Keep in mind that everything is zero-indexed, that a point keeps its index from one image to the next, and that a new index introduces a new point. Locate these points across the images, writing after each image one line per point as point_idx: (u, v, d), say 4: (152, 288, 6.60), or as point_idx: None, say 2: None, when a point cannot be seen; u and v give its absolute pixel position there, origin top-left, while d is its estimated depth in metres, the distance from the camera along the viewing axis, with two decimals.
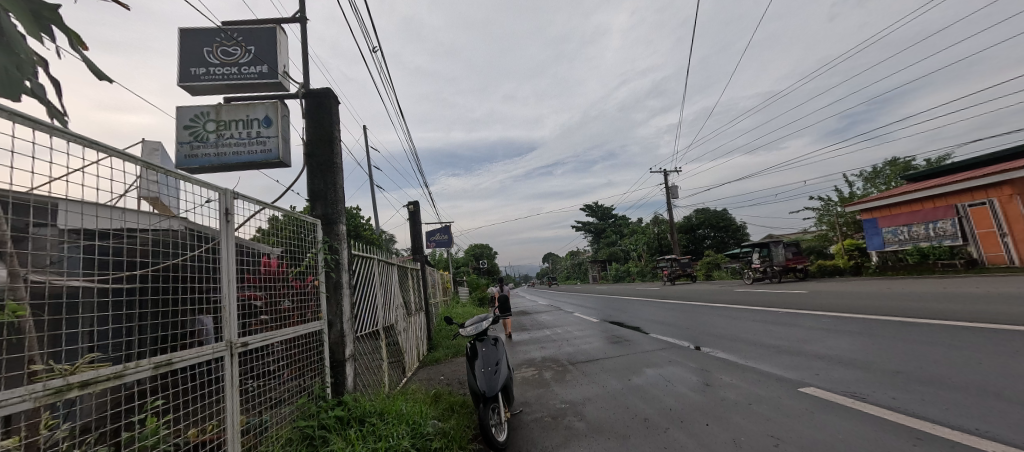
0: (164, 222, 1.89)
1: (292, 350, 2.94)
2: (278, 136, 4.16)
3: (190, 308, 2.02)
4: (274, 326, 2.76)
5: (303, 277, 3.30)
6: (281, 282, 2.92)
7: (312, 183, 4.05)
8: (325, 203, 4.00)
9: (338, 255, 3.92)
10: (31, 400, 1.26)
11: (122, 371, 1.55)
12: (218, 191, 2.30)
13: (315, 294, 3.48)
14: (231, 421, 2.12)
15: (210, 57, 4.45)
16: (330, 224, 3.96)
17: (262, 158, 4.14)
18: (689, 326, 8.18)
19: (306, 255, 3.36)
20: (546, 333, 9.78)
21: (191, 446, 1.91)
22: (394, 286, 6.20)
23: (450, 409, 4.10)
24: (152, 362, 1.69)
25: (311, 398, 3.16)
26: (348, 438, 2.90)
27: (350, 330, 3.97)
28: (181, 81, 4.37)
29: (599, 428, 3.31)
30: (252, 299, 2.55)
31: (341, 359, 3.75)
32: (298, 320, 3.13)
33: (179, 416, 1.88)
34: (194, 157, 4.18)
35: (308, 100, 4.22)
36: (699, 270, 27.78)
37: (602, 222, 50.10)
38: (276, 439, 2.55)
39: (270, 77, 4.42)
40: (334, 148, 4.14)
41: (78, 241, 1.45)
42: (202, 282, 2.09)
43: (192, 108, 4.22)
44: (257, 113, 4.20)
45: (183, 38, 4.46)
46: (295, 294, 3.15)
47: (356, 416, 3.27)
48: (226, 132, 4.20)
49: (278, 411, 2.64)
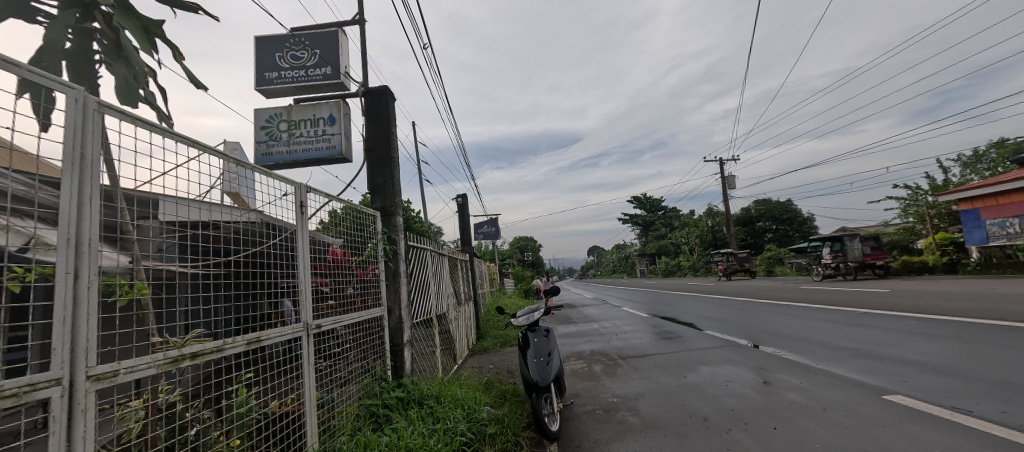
0: (244, 214, 2.09)
1: (357, 334, 3.17)
2: (341, 133, 4.41)
3: (268, 292, 2.22)
4: (340, 311, 2.97)
5: (365, 266, 3.53)
6: (345, 271, 3.15)
7: (372, 177, 4.27)
8: (383, 196, 4.20)
9: (396, 245, 4.12)
10: (154, 367, 1.45)
11: (221, 346, 1.75)
12: (294, 185, 2.52)
13: (375, 281, 3.70)
14: (308, 396, 2.33)
15: (281, 62, 4.80)
16: (388, 216, 4.16)
17: (327, 154, 4.42)
18: (748, 324, 7.72)
19: (367, 245, 3.58)
20: (593, 326, 9.66)
21: (275, 416, 2.12)
22: (444, 275, 6.41)
23: (502, 397, 4.19)
24: (246, 339, 1.91)
25: (374, 379, 3.37)
26: (409, 418, 3.09)
27: (408, 316, 4.17)
28: (258, 85, 4.78)
29: (655, 425, 3.24)
30: (321, 284, 2.79)
31: (400, 344, 3.95)
32: (361, 305, 3.36)
33: (265, 388, 2.10)
34: (269, 155, 4.55)
35: (368, 99, 4.42)
36: (758, 265, 25.90)
37: (651, 214, 48.29)
38: (345, 415, 2.77)
39: (333, 78, 4.69)
40: (392, 144, 4.33)
41: (179, 230, 1.64)
42: (280, 269, 2.31)
43: (268, 109, 4.62)
44: (323, 112, 4.50)
45: (258, 45, 4.86)
46: (358, 282, 3.37)
47: (415, 397, 3.44)
48: (296, 131, 4.51)
49: (345, 389, 2.85)
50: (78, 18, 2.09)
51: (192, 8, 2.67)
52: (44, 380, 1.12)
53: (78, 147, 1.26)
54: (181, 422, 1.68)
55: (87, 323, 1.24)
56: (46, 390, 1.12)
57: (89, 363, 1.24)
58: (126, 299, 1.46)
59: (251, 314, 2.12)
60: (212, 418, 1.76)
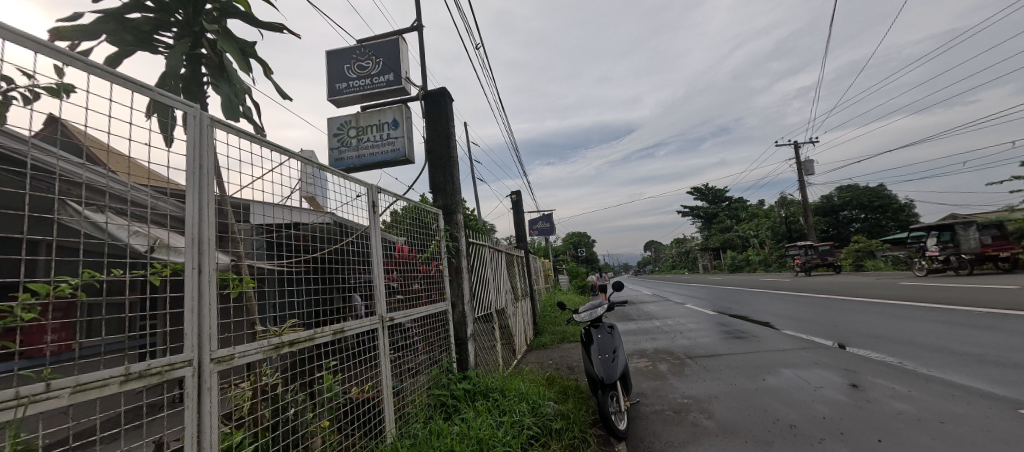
0: (321, 215, 2.28)
1: (424, 327, 3.32)
2: (404, 136, 4.63)
3: (346, 287, 2.40)
4: (408, 305, 3.13)
5: (429, 262, 3.67)
6: (411, 267, 3.31)
7: (433, 177, 4.43)
8: (445, 194, 4.34)
9: (457, 242, 4.25)
10: (261, 352, 1.64)
11: (312, 335, 1.94)
12: (366, 186, 2.69)
13: (439, 277, 3.84)
14: (384, 384, 2.49)
15: (349, 72, 5.14)
16: (450, 214, 4.29)
17: (392, 156, 4.65)
18: (834, 323, 6.98)
19: (430, 243, 3.73)
20: (656, 323, 9.29)
21: (357, 401, 2.30)
22: (502, 271, 6.51)
23: (565, 393, 4.16)
24: (332, 329, 2.09)
25: (442, 371, 3.51)
26: (477, 409, 3.18)
27: (470, 311, 4.28)
28: (330, 96, 5.15)
29: (733, 429, 3.04)
30: (391, 280, 2.95)
31: (463, 337, 4.06)
32: (427, 300, 3.50)
33: (348, 376, 2.28)
34: (341, 160, 4.90)
35: (428, 101, 4.58)
36: (844, 258, 23.27)
37: (715, 205, 45.28)
38: (417, 404, 2.92)
39: (395, 84, 4.93)
40: (451, 144, 4.46)
41: (271, 230, 1.83)
42: (355, 265, 2.49)
43: (339, 118, 4.97)
44: (387, 117, 4.76)
45: (329, 59, 5.25)
46: (424, 277, 3.52)
47: (480, 390, 3.54)
48: (364, 136, 4.81)
49: (416, 380, 3.00)
50: (189, 46, 2.38)
51: (276, 28, 2.94)
52: (180, 360, 1.31)
53: (196, 158, 1.44)
54: (281, 402, 1.88)
55: (210, 312, 1.42)
56: (182, 369, 1.32)
57: (213, 347, 1.43)
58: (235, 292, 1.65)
59: (332, 307, 2.31)
60: (305, 401, 1.95)
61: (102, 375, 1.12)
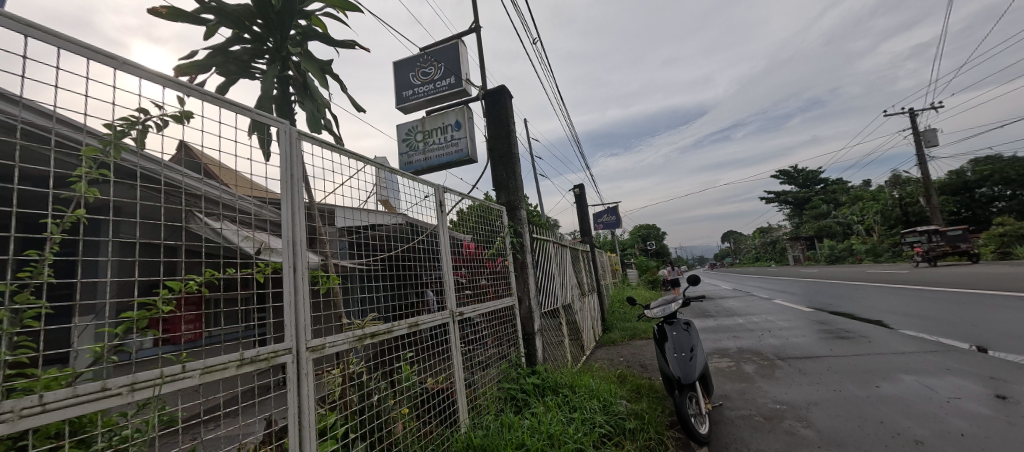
0: (395, 217, 2.45)
1: (493, 322, 3.39)
2: (467, 136, 4.77)
3: (418, 283, 2.55)
4: (476, 300, 3.24)
5: (495, 258, 3.74)
6: (479, 263, 3.41)
7: (496, 174, 4.50)
8: (508, 191, 4.39)
9: (521, 238, 4.28)
10: (348, 342, 1.81)
11: (389, 327, 2.09)
12: (433, 187, 2.80)
13: (505, 272, 3.89)
14: (457, 376, 2.59)
15: (414, 80, 5.40)
16: (513, 210, 4.33)
17: (456, 157, 4.80)
18: (968, 322, 5.88)
19: (495, 239, 3.80)
20: (738, 321, 8.56)
21: (433, 391, 2.43)
22: (567, 266, 6.43)
23: (638, 392, 4.00)
24: (408, 322, 2.23)
25: (511, 365, 3.56)
26: (546, 404, 3.19)
27: (536, 306, 4.28)
28: (397, 104, 5.46)
29: (839, 442, 2.70)
30: (460, 276, 3.07)
31: (531, 332, 4.09)
32: (494, 295, 3.58)
33: (424, 367, 2.42)
34: (410, 164, 5.18)
35: (488, 100, 4.65)
36: (980, 245, 19.46)
37: (805, 189, 40.48)
38: (488, 396, 3.01)
39: (457, 86, 5.09)
40: (512, 141, 4.50)
41: (350, 232, 2.00)
42: (426, 263, 2.64)
43: (406, 124, 5.25)
44: (450, 119, 4.93)
45: (395, 69, 5.56)
46: (490, 273, 3.60)
47: (550, 385, 3.53)
48: (430, 139, 5.03)
49: (487, 372, 3.09)
50: (278, 69, 2.67)
51: (350, 45, 3.17)
52: (282, 348, 1.50)
53: (287, 167, 1.63)
54: (366, 389, 2.06)
55: (302, 307, 1.58)
56: (284, 356, 1.50)
57: (307, 338, 1.60)
58: (324, 288, 1.84)
59: (406, 302, 2.48)
60: (387, 389, 2.11)
61: (224, 360, 1.33)
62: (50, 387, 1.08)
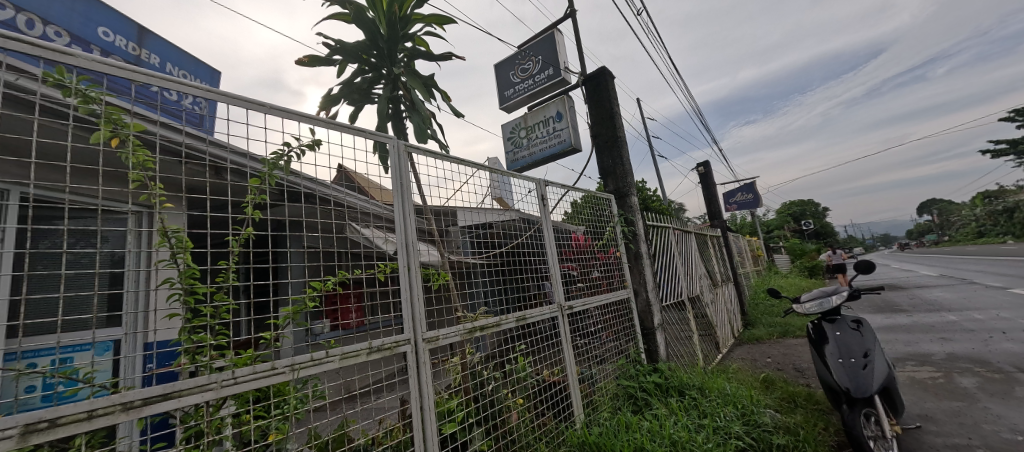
0: (506, 213, 2.58)
1: (607, 316, 3.22)
2: (569, 126, 4.66)
3: (531, 277, 2.63)
4: (589, 292, 3.16)
5: (607, 250, 3.56)
6: (590, 255, 3.30)
7: (602, 161, 4.28)
8: (616, 177, 4.14)
9: (634, 226, 3.96)
10: (459, 334, 1.92)
11: (498, 321, 2.15)
12: (535, 181, 2.79)
13: (619, 264, 3.66)
14: (569, 369, 2.53)
15: (514, 78, 5.51)
16: (623, 198, 4.05)
17: (559, 149, 4.74)
18: None
19: (606, 229, 3.62)
20: (944, 318, 6.55)
21: (547, 383, 2.45)
22: (694, 255, 5.79)
23: (790, 401, 3.38)
24: (516, 317, 2.26)
25: (629, 361, 3.37)
26: (671, 406, 2.92)
27: (656, 299, 3.94)
28: (500, 104, 5.65)
29: None
30: (569, 270, 3.05)
31: (651, 327, 3.78)
32: (608, 288, 3.41)
33: (537, 359, 2.46)
34: (516, 161, 5.31)
35: (588, 86, 4.44)
36: None
37: None
38: (605, 392, 2.90)
39: (555, 77, 5.00)
40: (617, 124, 4.22)
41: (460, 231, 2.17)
42: (535, 257, 2.69)
43: (510, 122, 5.39)
44: (551, 111, 4.90)
45: (497, 71, 5.76)
46: (603, 265, 3.45)
47: (675, 385, 3.23)
48: (533, 134, 5.07)
49: (603, 368, 2.98)
50: (390, 91, 2.98)
51: (448, 56, 3.37)
52: (401, 339, 1.66)
53: (398, 178, 1.81)
54: (481, 378, 2.17)
55: (415, 301, 1.73)
56: (403, 346, 1.66)
57: (421, 330, 1.74)
58: (436, 283, 2.00)
59: (521, 294, 2.60)
60: (500, 379, 2.19)
61: (357, 347, 1.52)
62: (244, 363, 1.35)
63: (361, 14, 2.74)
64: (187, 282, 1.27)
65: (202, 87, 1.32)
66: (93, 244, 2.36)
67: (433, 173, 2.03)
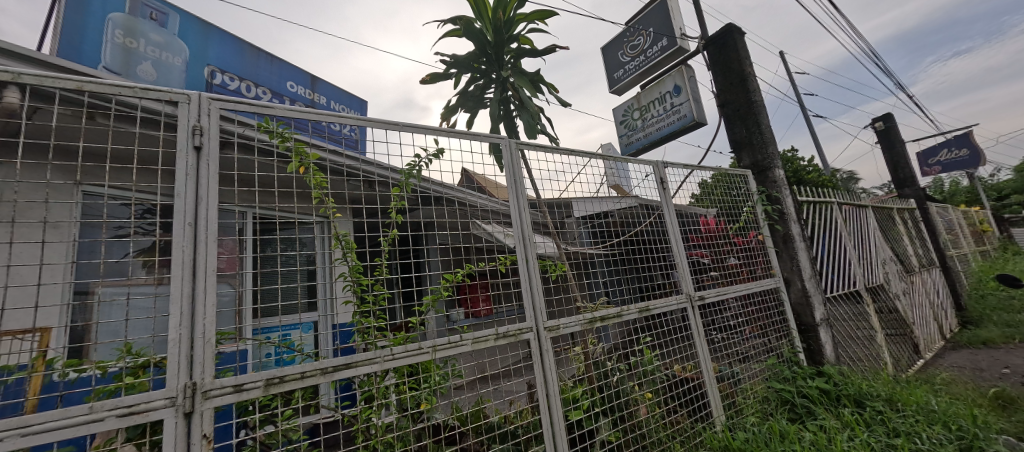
0: (623, 200, 2.51)
1: (750, 308, 2.84)
2: (690, 99, 4.21)
3: (656, 266, 2.50)
4: (725, 282, 2.84)
5: (746, 233, 3.12)
6: (723, 240, 2.97)
7: (733, 132, 3.60)
8: (752, 149, 3.46)
9: (782, 204, 3.29)
10: (580, 323, 1.94)
11: (620, 312, 2.09)
12: (653, 164, 2.60)
13: (763, 250, 3.14)
14: (706, 366, 2.29)
15: (624, 57, 5.22)
16: (763, 172, 3.39)
17: (680, 125, 4.31)
18: None
19: (743, 210, 3.16)
20: None
21: (679, 379, 2.30)
22: (873, 235, 4.63)
23: None
24: (638, 308, 2.17)
25: (783, 361, 2.88)
26: (844, 419, 2.42)
27: (818, 289, 3.26)
28: (610, 88, 5.41)
29: None
30: (699, 257, 2.82)
31: (812, 323, 3.14)
32: (749, 277, 2.99)
33: (666, 352, 2.32)
34: (631, 144, 5.04)
35: (709, 51, 3.75)
36: None
37: None
38: (752, 394, 2.54)
39: (670, 48, 4.55)
40: (753, 88, 3.46)
41: (573, 222, 2.22)
42: (659, 244, 2.54)
43: (623, 104, 5.13)
44: (668, 86, 4.51)
45: (605, 53, 5.53)
46: (741, 251, 3.03)
47: (850, 394, 2.66)
48: (648, 114, 4.73)
49: (748, 367, 2.64)
50: (500, 93, 3.14)
51: (553, 49, 3.38)
52: (525, 327, 1.75)
53: (513, 174, 1.92)
54: (605, 369, 2.15)
55: (536, 291, 1.82)
56: (526, 333, 1.74)
57: (543, 319, 1.81)
58: (554, 274, 2.04)
59: (643, 285, 2.51)
60: (625, 372, 2.13)
61: (490, 332, 1.65)
62: (400, 342, 1.55)
63: (471, 27, 2.96)
64: (353, 276, 1.56)
65: (355, 117, 1.57)
66: (295, 247, 3.06)
67: (546, 167, 2.08)
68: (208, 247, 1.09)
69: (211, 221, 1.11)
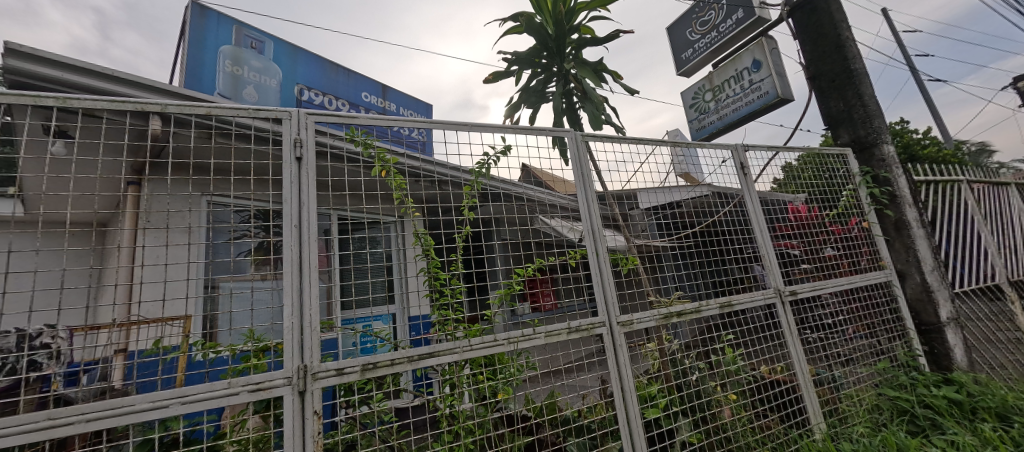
0: (695, 189, 2.38)
1: (852, 304, 2.52)
2: (772, 74, 3.80)
3: (736, 258, 2.33)
4: (820, 275, 2.56)
5: (846, 221, 2.76)
6: (817, 229, 2.68)
7: (828, 106, 3.13)
8: (853, 124, 2.99)
9: (894, 185, 2.84)
10: (656, 319, 1.87)
11: (699, 308, 1.97)
12: (730, 148, 2.40)
13: (869, 239, 2.76)
14: (801, 368, 2.07)
15: (692, 36, 4.86)
16: (868, 149, 2.93)
17: (761, 103, 3.92)
18: None
19: (841, 194, 2.80)
20: None
21: (767, 381, 2.11)
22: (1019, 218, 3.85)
23: None
24: (719, 302, 2.03)
25: (898, 366, 2.51)
26: (984, 435, 2.04)
27: (944, 283, 2.78)
28: (677, 70, 5.07)
29: None
30: (787, 248, 2.58)
31: (936, 323, 2.68)
32: (851, 270, 2.65)
33: (751, 352, 2.15)
34: (703, 128, 4.69)
35: (795, 18, 3.25)
36: None
37: None
38: (860, 402, 2.25)
39: (746, 20, 4.14)
40: (850, 53, 2.99)
41: (643, 214, 2.15)
42: (739, 235, 2.35)
43: (693, 86, 4.80)
44: (745, 62, 4.12)
45: (671, 34, 5.20)
46: (840, 241, 2.70)
47: (991, 408, 2.23)
48: (722, 95, 4.38)
49: (852, 370, 2.34)
50: (563, 85, 3.13)
51: (616, 35, 3.27)
52: (597, 321, 1.72)
53: (580, 167, 1.89)
54: (682, 367, 2.05)
55: (608, 287, 1.77)
56: (599, 328, 1.71)
57: (616, 314, 1.77)
58: (626, 268, 1.98)
59: (721, 279, 2.36)
60: (706, 370, 2.01)
61: (562, 326, 1.65)
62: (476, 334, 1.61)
63: (531, 22, 2.95)
64: (432, 271, 1.65)
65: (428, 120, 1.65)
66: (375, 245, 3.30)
67: (613, 158, 2.02)
68: (310, 243, 1.22)
69: (312, 220, 1.23)
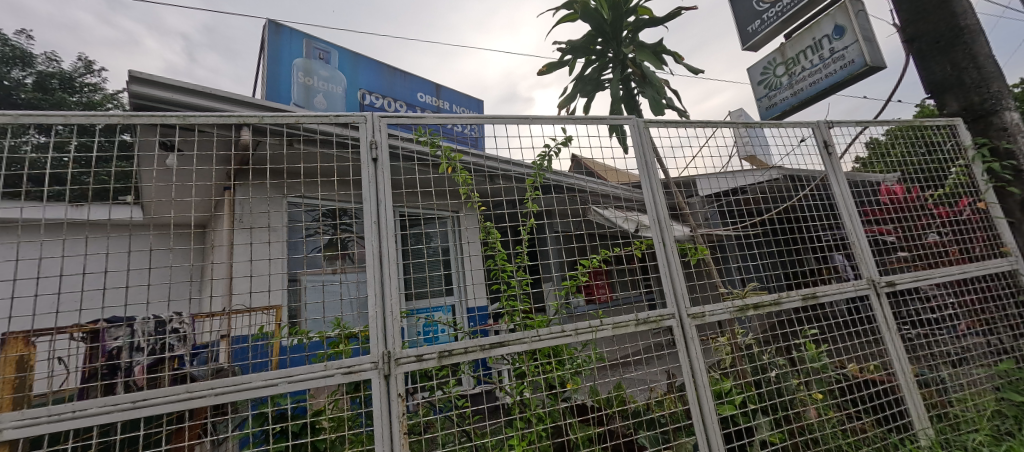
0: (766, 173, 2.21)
1: (965, 297, 2.22)
2: (859, 39, 3.42)
3: (819, 246, 2.13)
4: (922, 264, 2.27)
5: (956, 202, 2.41)
6: (916, 212, 2.39)
7: (930, 72, 2.72)
8: (966, 90, 2.58)
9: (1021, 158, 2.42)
10: (729, 312, 1.76)
11: (778, 299, 1.84)
12: (811, 126, 2.19)
13: (987, 222, 2.38)
14: (902, 368, 1.85)
15: (760, 5, 4.36)
16: (987, 117, 2.52)
17: (845, 73, 3.54)
18: None
19: (948, 171, 2.45)
20: None
21: (860, 380, 1.92)
22: None
23: None
24: (801, 294, 1.86)
25: None
26: None
27: None
28: (742, 45, 4.60)
29: None
30: (881, 234, 2.33)
31: None
32: (962, 257, 2.33)
33: (839, 348, 1.96)
34: (773, 106, 4.31)
35: None
36: None
37: None
38: (977, 407, 1.97)
39: None
40: (959, 9, 2.57)
41: (709, 201, 2.04)
42: (822, 220, 2.14)
43: (762, 60, 4.40)
44: (825, 29, 3.73)
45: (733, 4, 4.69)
46: (947, 224, 2.38)
47: None
48: (797, 68, 4.00)
49: (966, 371, 2.06)
50: (621, 71, 3.01)
51: (677, 12, 3.07)
52: (666, 313, 1.66)
53: (643, 155, 1.83)
54: (760, 363, 1.92)
55: (677, 278, 1.71)
56: (668, 320, 1.65)
57: (686, 306, 1.69)
58: (694, 259, 1.89)
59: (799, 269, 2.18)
60: (787, 367, 1.87)
61: (630, 318, 1.61)
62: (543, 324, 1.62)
63: (586, 8, 2.84)
64: (497, 263, 1.68)
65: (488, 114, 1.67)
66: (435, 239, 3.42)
67: (676, 143, 1.93)
68: (387, 238, 1.29)
69: (390, 215, 1.31)
